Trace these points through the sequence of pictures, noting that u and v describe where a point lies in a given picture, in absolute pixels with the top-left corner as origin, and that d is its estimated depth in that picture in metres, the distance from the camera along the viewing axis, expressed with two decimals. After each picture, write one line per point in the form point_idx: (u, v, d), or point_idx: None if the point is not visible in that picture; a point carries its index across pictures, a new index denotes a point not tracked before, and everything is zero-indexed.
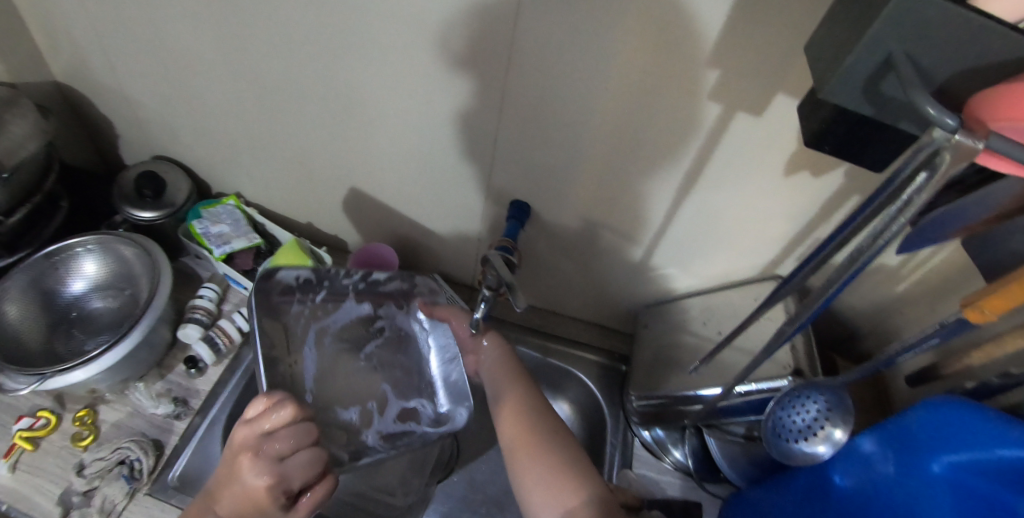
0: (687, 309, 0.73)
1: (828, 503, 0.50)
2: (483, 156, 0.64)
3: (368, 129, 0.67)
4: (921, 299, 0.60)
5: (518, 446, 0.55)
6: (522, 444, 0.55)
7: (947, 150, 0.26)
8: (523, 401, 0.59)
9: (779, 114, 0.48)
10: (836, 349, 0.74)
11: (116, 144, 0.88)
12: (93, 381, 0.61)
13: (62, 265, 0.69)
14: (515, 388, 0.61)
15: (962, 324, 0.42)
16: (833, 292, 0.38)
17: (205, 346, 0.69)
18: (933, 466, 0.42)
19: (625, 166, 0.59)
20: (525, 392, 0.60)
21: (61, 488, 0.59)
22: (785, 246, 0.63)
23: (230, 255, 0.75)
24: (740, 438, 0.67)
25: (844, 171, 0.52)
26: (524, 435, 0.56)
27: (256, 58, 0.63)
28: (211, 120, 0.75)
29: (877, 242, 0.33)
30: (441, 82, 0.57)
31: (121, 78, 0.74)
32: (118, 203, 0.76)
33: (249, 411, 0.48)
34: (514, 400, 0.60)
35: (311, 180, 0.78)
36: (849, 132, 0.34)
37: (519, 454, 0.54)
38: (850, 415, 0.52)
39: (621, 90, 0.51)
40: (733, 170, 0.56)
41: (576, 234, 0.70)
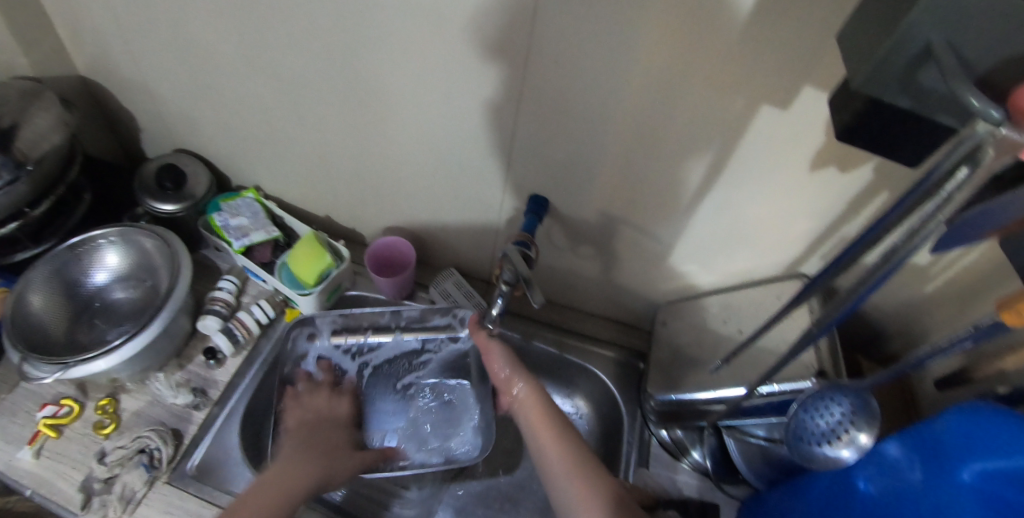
0: (705, 307, 0.72)
1: (852, 508, 0.49)
2: (501, 150, 0.63)
3: (386, 122, 0.66)
4: (951, 299, 0.58)
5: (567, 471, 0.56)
6: (577, 481, 0.55)
7: (990, 145, 0.25)
8: (561, 433, 0.60)
9: (807, 108, 0.47)
10: (860, 350, 0.72)
11: (137, 137, 0.89)
12: (114, 370, 0.63)
13: (85, 256, 0.70)
14: (549, 422, 0.62)
15: (995, 328, 0.40)
16: (864, 291, 0.37)
17: (224, 337, 0.69)
18: (962, 474, 0.41)
19: (645, 161, 0.58)
20: (559, 425, 0.61)
21: (83, 475, 0.60)
22: (809, 243, 0.62)
23: (249, 248, 0.76)
24: (761, 440, 0.63)
25: (873, 167, 0.50)
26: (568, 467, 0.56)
27: (276, 50, 0.63)
28: (231, 112, 0.76)
29: (913, 238, 0.32)
30: (459, 75, 0.57)
31: (142, 71, 0.75)
32: (139, 195, 0.78)
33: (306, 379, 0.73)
34: (554, 437, 0.60)
35: (328, 173, 0.79)
36: (884, 125, 0.33)
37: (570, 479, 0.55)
38: (877, 419, 0.50)
39: (642, 83, 0.50)
40: (757, 166, 0.54)
41: (593, 229, 0.69)
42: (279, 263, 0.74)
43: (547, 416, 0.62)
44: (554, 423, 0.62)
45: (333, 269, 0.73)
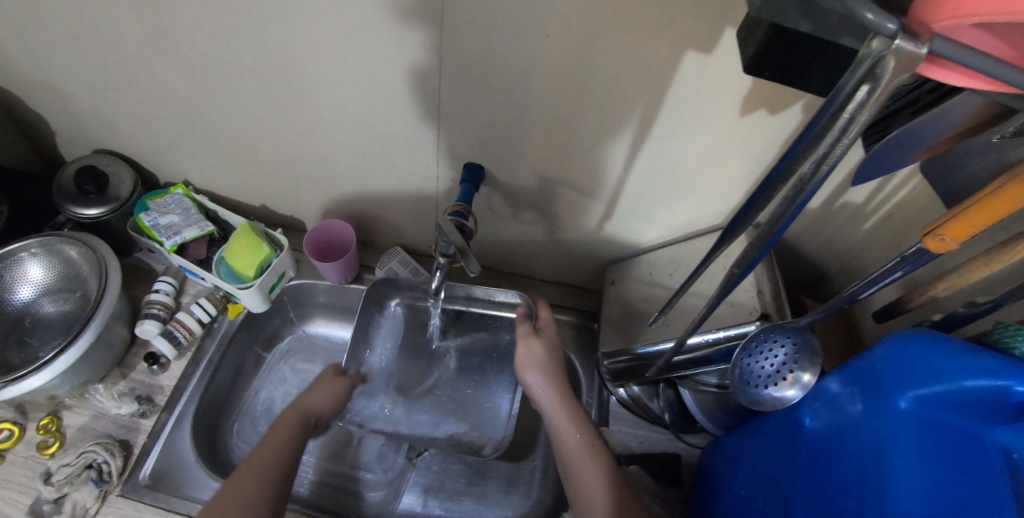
0: (654, 262, 0.72)
1: (798, 446, 0.50)
2: (429, 120, 0.61)
3: (306, 101, 0.63)
4: (886, 234, 0.58)
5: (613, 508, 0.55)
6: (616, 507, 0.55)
7: (888, 59, 0.23)
8: (581, 429, 0.61)
9: (730, 49, 0.45)
10: (805, 291, 0.73)
11: (51, 141, 0.83)
12: (50, 387, 0.60)
13: (6, 272, 0.66)
14: (570, 419, 0.62)
15: (923, 254, 0.39)
16: (780, 230, 0.36)
17: (165, 341, 0.67)
18: (900, 402, 0.41)
19: (576, 119, 0.56)
20: (578, 421, 0.62)
21: (30, 497, 0.59)
22: (748, 190, 0.61)
23: (182, 246, 0.72)
24: (713, 387, 0.65)
25: (801, 107, 0.49)
26: (588, 469, 0.58)
27: (175, 35, 0.58)
28: (144, 106, 0.71)
29: (823, 169, 0.30)
30: (371, 41, 0.52)
31: (42, 69, 0.68)
32: (59, 202, 0.73)
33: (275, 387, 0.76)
34: (574, 438, 0.61)
35: (259, 161, 0.75)
36: (788, 54, 0.31)
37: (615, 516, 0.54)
38: (818, 356, 0.51)
39: (560, 36, 0.47)
40: (689, 115, 0.52)
41: (533, 194, 0.67)
42: (216, 258, 0.71)
43: (568, 414, 0.63)
44: (574, 415, 0.63)
45: (273, 259, 0.71)
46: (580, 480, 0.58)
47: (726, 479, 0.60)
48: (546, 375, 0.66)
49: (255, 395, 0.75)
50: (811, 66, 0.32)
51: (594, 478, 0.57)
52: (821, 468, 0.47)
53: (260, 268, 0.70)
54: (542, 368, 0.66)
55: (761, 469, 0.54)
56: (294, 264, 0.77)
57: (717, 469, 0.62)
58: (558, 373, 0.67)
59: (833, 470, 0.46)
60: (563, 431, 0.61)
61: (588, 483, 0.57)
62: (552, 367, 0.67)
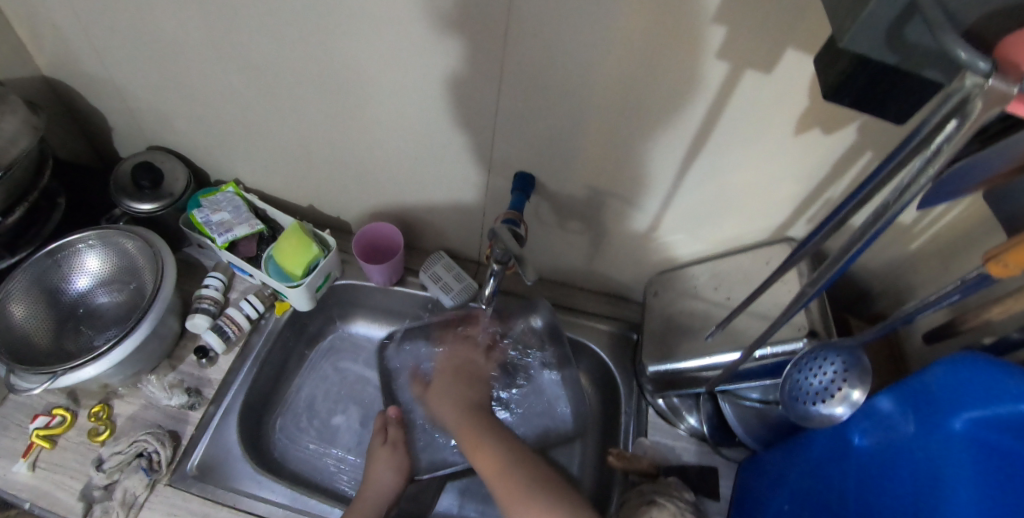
0: (696, 276, 0.73)
1: (848, 463, 0.51)
2: (485, 129, 0.62)
3: (365, 107, 0.65)
4: (935, 255, 0.59)
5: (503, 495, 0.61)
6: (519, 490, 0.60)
7: (977, 97, 0.25)
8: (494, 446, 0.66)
9: (791, 72, 0.46)
10: (848, 309, 0.74)
11: (109, 137, 0.86)
12: (105, 376, 0.62)
13: (65, 262, 0.68)
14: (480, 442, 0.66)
15: (984, 279, 0.40)
16: (854, 249, 0.37)
17: (215, 335, 0.68)
18: (954, 423, 0.41)
19: (631, 134, 0.57)
20: (493, 439, 0.66)
21: (82, 483, 0.60)
22: (796, 207, 0.62)
23: (233, 243, 0.74)
24: (756, 402, 0.66)
25: (857, 127, 0.50)
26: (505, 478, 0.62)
27: (245, 40, 0.61)
28: (203, 106, 0.73)
29: (904, 193, 0.32)
30: (435, 51, 0.54)
31: (108, 68, 0.71)
32: (116, 197, 0.75)
33: (312, 393, 0.77)
34: (486, 455, 0.65)
35: (310, 163, 0.77)
36: (867, 82, 0.33)
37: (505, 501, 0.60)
38: (868, 375, 0.51)
39: (623, 54, 0.49)
40: (743, 133, 0.54)
41: (581, 204, 0.69)
42: (265, 256, 0.73)
43: (476, 437, 0.67)
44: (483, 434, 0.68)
45: (321, 259, 0.72)
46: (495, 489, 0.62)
47: (769, 494, 0.60)
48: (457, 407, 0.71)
49: (298, 392, 0.76)
50: (889, 93, 0.33)
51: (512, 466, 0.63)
52: (870, 487, 0.48)
53: (309, 268, 0.72)
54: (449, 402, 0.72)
55: (807, 485, 0.55)
56: (340, 265, 0.79)
57: (759, 484, 0.62)
58: (460, 402, 0.72)
59: (885, 489, 0.46)
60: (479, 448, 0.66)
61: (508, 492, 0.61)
62: (459, 398, 0.72)
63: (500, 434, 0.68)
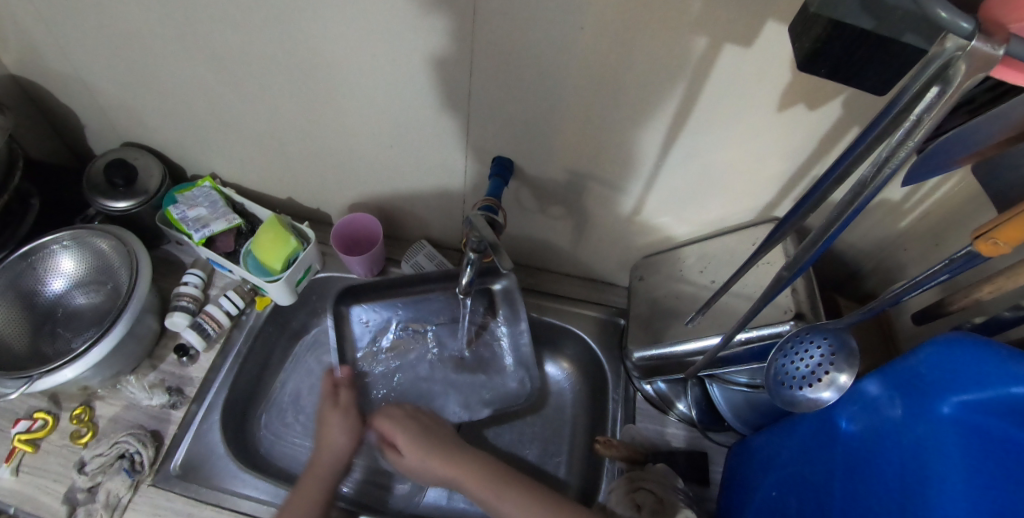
0: (683, 259, 0.71)
1: (834, 448, 0.49)
2: (459, 114, 0.60)
3: (336, 95, 0.62)
4: (926, 233, 0.57)
5: None
6: None
7: (960, 60, 0.23)
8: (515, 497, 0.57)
9: (773, 45, 0.44)
10: (838, 289, 0.72)
11: (82, 135, 0.84)
12: (83, 378, 0.61)
13: (39, 264, 0.67)
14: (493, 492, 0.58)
15: (972, 258, 0.38)
16: (829, 230, 0.36)
17: (194, 333, 0.68)
18: (943, 408, 0.40)
19: (609, 115, 0.55)
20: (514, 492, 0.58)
21: (65, 486, 0.60)
22: (782, 186, 0.60)
23: (210, 239, 0.73)
24: (743, 386, 0.64)
25: (843, 102, 0.48)
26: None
27: (207, 29, 0.58)
28: (173, 99, 0.71)
29: (883, 170, 0.30)
30: (402, 34, 0.52)
31: (71, 62, 0.69)
32: (89, 196, 0.73)
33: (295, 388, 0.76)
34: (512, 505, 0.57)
35: (286, 154, 0.75)
36: (843, 51, 0.31)
37: None
38: (855, 358, 0.50)
39: (596, 31, 0.46)
40: (724, 112, 0.52)
41: (562, 188, 0.67)
42: (243, 251, 0.71)
43: (495, 489, 0.59)
44: (501, 484, 0.59)
45: (300, 252, 0.71)
46: None
47: (756, 480, 0.59)
48: (453, 458, 0.61)
49: (282, 387, 0.75)
50: (866, 63, 0.31)
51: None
52: (856, 473, 0.47)
53: (288, 261, 0.70)
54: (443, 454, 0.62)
55: (793, 471, 0.54)
56: (321, 258, 0.78)
57: (746, 468, 0.62)
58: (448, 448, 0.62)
59: (871, 475, 0.45)
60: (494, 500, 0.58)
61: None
62: (452, 447, 0.62)
63: (525, 483, 0.59)
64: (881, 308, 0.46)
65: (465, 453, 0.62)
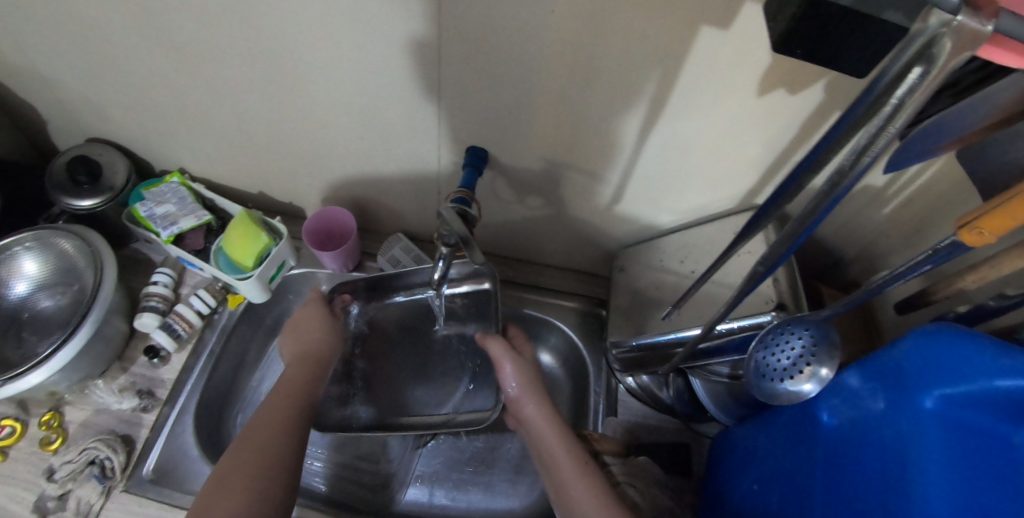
0: (664, 248, 0.69)
1: (815, 442, 0.48)
2: (430, 102, 0.58)
3: (302, 84, 0.60)
4: (909, 220, 0.55)
5: None
6: None
7: (946, 37, 0.21)
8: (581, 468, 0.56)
9: (750, 26, 0.41)
10: (820, 277, 0.71)
11: (44, 130, 0.81)
12: (50, 383, 0.59)
13: (1, 267, 0.65)
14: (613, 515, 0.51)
15: (956, 247, 0.37)
16: (812, 224, 0.34)
17: (165, 334, 0.66)
18: (926, 401, 0.39)
19: (585, 102, 0.53)
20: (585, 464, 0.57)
21: (35, 494, 0.59)
22: (764, 173, 0.58)
23: (180, 236, 0.70)
24: (724, 378, 0.63)
25: (823, 86, 0.46)
26: None
27: (166, 19, 0.55)
28: (135, 92, 0.68)
29: (862, 159, 0.28)
30: (366, 17, 0.49)
31: (25, 54, 0.65)
32: (51, 193, 0.71)
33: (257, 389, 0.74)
34: (589, 488, 0.54)
35: (256, 148, 0.73)
36: (821, 28, 0.29)
37: None
38: (836, 349, 0.49)
39: (568, 13, 0.44)
40: (705, 97, 0.50)
41: (539, 178, 0.65)
42: (213, 248, 0.69)
43: (580, 463, 0.57)
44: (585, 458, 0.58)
45: (273, 248, 0.69)
46: None
47: (737, 472, 0.59)
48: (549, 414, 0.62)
49: (258, 386, 0.74)
50: (845, 41, 0.30)
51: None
52: (837, 468, 0.46)
53: (260, 258, 0.68)
54: (543, 407, 0.63)
55: (773, 464, 0.53)
56: (294, 253, 0.76)
57: (727, 461, 0.61)
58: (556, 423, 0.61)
59: (853, 470, 0.44)
60: (566, 488, 0.55)
61: None
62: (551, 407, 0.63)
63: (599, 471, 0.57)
64: (867, 294, 0.45)
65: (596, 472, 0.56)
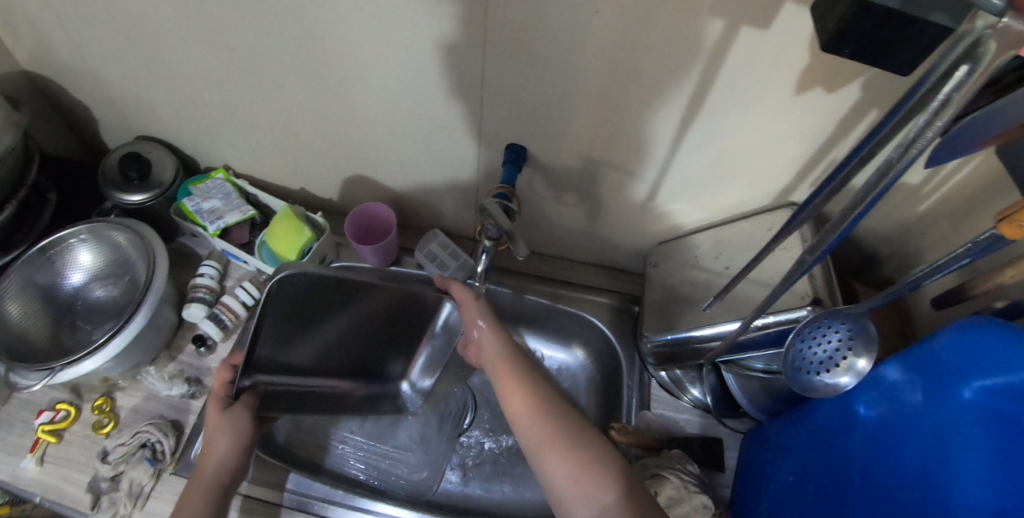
0: (697, 245, 0.71)
1: (853, 434, 0.49)
2: (473, 101, 0.60)
3: (350, 84, 0.62)
4: (944, 218, 0.56)
5: (542, 442, 0.57)
6: (549, 439, 0.57)
7: (992, 38, 0.23)
8: (526, 387, 0.63)
9: (792, 28, 0.43)
10: (853, 275, 0.72)
11: (96, 130, 0.84)
12: (104, 369, 0.62)
13: (57, 258, 0.68)
14: (547, 415, 0.59)
15: (997, 240, 0.38)
16: (861, 214, 0.36)
17: (212, 324, 0.69)
18: (964, 392, 0.40)
19: (624, 102, 0.55)
20: (531, 380, 0.63)
21: (89, 475, 0.61)
22: (798, 171, 0.59)
23: (225, 230, 0.73)
24: (760, 373, 0.62)
25: (861, 85, 0.47)
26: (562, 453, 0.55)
27: (225, 23, 0.58)
28: (187, 92, 0.71)
29: (910, 151, 0.30)
30: (417, 20, 0.51)
31: (86, 58, 0.69)
32: (104, 189, 0.74)
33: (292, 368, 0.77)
34: (522, 392, 0.62)
35: (299, 146, 0.75)
36: (869, 30, 0.31)
37: (545, 451, 0.56)
38: (874, 343, 0.49)
39: (614, 17, 0.46)
40: (741, 96, 0.51)
41: (575, 175, 0.67)
42: (258, 242, 0.71)
43: (520, 372, 0.64)
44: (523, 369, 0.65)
45: (314, 243, 0.71)
46: (535, 440, 0.58)
47: (772, 466, 0.60)
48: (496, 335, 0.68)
49: None
50: (892, 41, 0.32)
51: (544, 420, 0.59)
52: (877, 459, 0.47)
53: (302, 252, 0.70)
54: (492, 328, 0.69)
55: (810, 456, 0.54)
56: (334, 248, 0.78)
57: (763, 455, 0.62)
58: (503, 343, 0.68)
59: (891, 460, 0.45)
60: (508, 393, 0.63)
61: (563, 475, 0.54)
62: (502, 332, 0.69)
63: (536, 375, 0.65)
64: (898, 292, 0.47)
65: (534, 380, 0.64)
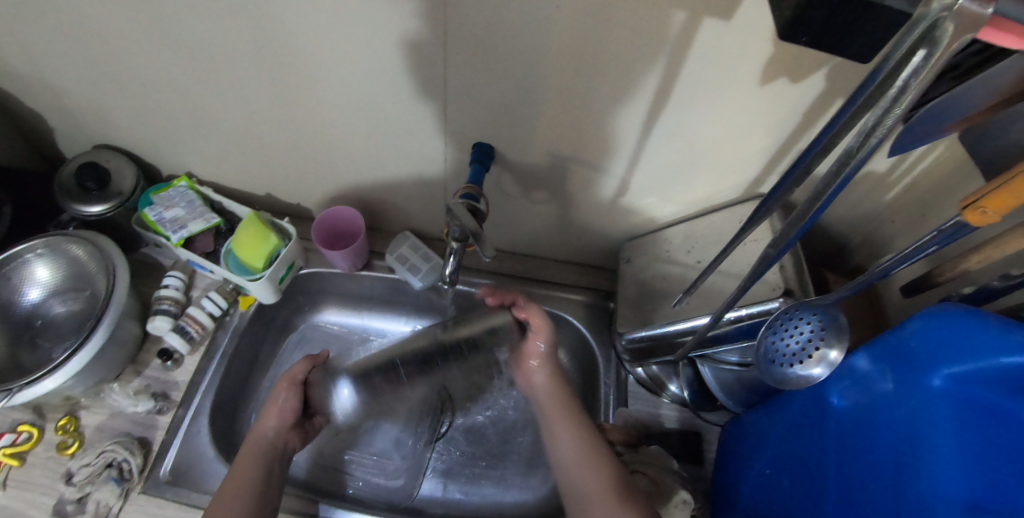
0: (669, 240, 0.70)
1: (827, 425, 0.49)
2: (437, 100, 0.58)
3: (310, 85, 0.60)
4: (912, 205, 0.56)
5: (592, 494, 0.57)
6: (599, 489, 0.57)
7: (948, 20, 0.22)
8: (577, 429, 0.63)
9: (755, 18, 0.42)
10: (825, 265, 0.72)
11: (52, 139, 0.81)
12: (66, 388, 0.60)
13: (13, 274, 0.66)
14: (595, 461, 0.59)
15: (962, 227, 0.38)
16: (824, 205, 0.35)
17: (178, 337, 0.67)
18: (934, 380, 0.39)
19: (591, 96, 0.54)
20: (577, 421, 0.63)
21: (54, 498, 0.59)
22: (768, 162, 0.59)
23: (189, 239, 0.71)
24: (734, 366, 0.63)
25: (826, 73, 0.46)
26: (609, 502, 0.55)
27: (176, 24, 0.56)
28: (143, 98, 0.68)
29: (870, 139, 0.29)
30: (374, 18, 0.50)
31: (34, 64, 0.66)
32: (61, 200, 0.71)
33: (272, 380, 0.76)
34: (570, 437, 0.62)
35: (263, 150, 0.73)
36: (826, 16, 0.30)
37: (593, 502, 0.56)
38: (845, 332, 0.49)
39: (577, 10, 0.44)
40: (709, 88, 0.50)
41: (544, 173, 0.66)
42: (224, 250, 0.69)
43: (569, 418, 0.64)
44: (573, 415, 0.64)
45: (283, 249, 0.69)
46: (588, 490, 0.57)
47: (749, 458, 0.59)
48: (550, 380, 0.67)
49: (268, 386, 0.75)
50: (850, 29, 0.31)
51: (594, 468, 0.59)
52: (851, 450, 0.46)
53: (270, 259, 0.69)
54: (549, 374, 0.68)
55: (786, 448, 0.54)
56: (303, 253, 0.76)
57: (739, 447, 0.62)
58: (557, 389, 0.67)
59: (865, 450, 0.45)
60: (557, 440, 0.63)
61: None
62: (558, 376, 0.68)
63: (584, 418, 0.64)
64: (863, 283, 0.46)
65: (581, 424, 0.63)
